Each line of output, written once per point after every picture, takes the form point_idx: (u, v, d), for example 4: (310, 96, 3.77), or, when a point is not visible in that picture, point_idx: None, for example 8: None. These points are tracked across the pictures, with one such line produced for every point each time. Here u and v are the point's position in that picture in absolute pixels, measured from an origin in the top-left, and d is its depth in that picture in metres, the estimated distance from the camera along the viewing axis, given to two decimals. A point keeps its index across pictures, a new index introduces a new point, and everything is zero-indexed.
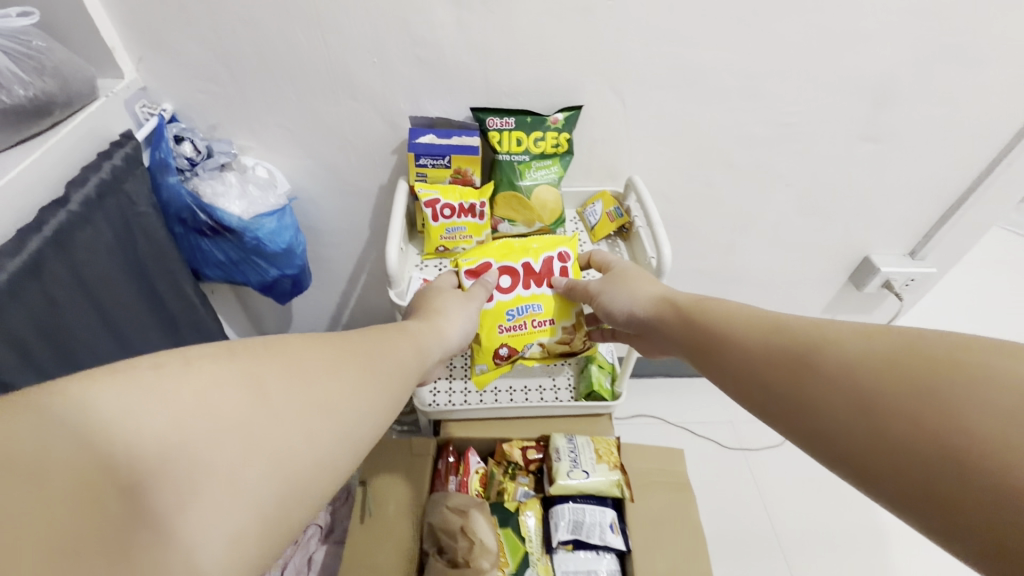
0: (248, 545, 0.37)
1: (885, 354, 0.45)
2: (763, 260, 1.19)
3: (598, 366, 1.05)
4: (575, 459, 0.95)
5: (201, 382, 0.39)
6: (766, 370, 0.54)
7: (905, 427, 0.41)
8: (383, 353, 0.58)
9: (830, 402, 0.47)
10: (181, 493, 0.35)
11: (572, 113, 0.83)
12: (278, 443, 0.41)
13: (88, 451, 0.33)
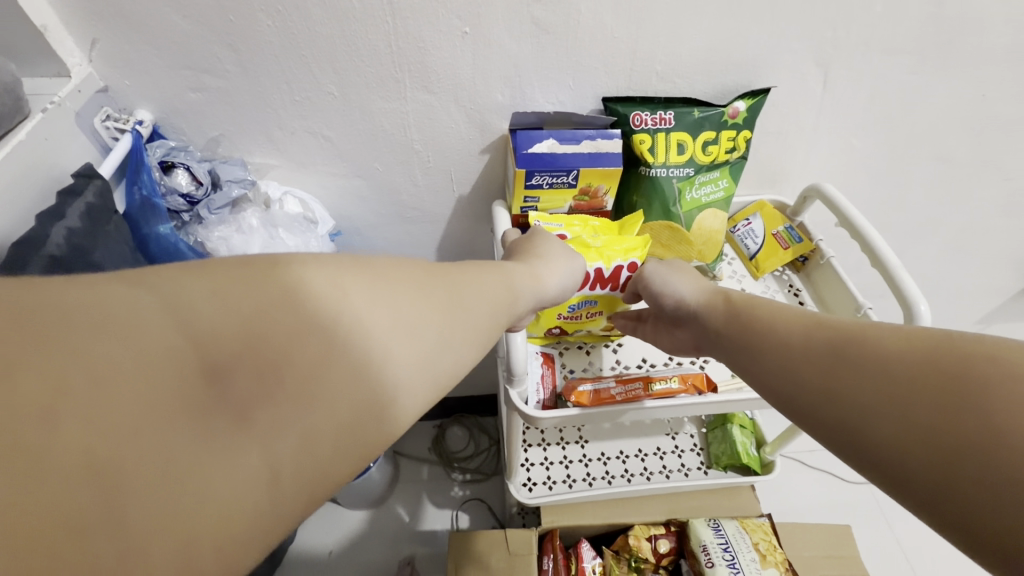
0: (300, 492, 0.22)
1: (920, 352, 0.32)
2: (927, 270, 0.93)
3: (740, 426, 0.81)
4: (735, 564, 0.72)
5: (308, 265, 0.26)
6: (782, 363, 0.39)
7: (948, 432, 0.28)
8: (485, 274, 0.37)
9: (857, 401, 0.33)
10: (246, 397, 0.21)
11: (757, 100, 0.56)
12: (362, 342, 0.25)
13: (146, 320, 0.20)
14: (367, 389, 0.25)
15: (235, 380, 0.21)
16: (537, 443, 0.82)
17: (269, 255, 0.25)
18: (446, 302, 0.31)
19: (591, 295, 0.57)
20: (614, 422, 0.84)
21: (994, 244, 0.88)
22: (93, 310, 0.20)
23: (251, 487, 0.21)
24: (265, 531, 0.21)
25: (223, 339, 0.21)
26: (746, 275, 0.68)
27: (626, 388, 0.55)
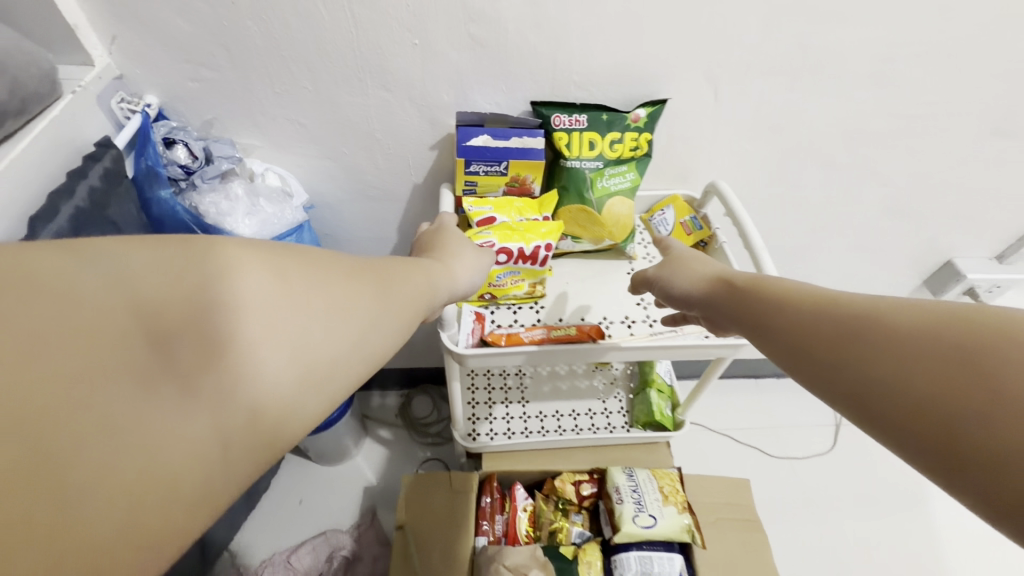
0: (242, 452, 0.26)
1: (931, 326, 0.32)
2: (836, 264, 1.06)
3: (658, 390, 0.94)
4: (640, 501, 0.84)
5: (246, 253, 0.29)
6: (792, 332, 0.41)
7: (946, 401, 0.30)
8: (404, 269, 0.42)
9: (862, 367, 0.34)
10: (183, 363, 0.24)
11: (655, 109, 0.68)
12: (294, 321, 0.29)
13: (97, 300, 0.23)
14: (299, 360, 0.28)
15: (173, 347, 0.24)
16: (484, 401, 0.96)
17: (207, 239, 0.28)
18: (373, 289, 0.35)
19: (515, 267, 0.68)
20: (552, 386, 0.97)
21: (888, 242, 1.01)
22: (40, 282, 0.22)
23: (195, 443, 0.24)
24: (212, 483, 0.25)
25: (163, 314, 0.24)
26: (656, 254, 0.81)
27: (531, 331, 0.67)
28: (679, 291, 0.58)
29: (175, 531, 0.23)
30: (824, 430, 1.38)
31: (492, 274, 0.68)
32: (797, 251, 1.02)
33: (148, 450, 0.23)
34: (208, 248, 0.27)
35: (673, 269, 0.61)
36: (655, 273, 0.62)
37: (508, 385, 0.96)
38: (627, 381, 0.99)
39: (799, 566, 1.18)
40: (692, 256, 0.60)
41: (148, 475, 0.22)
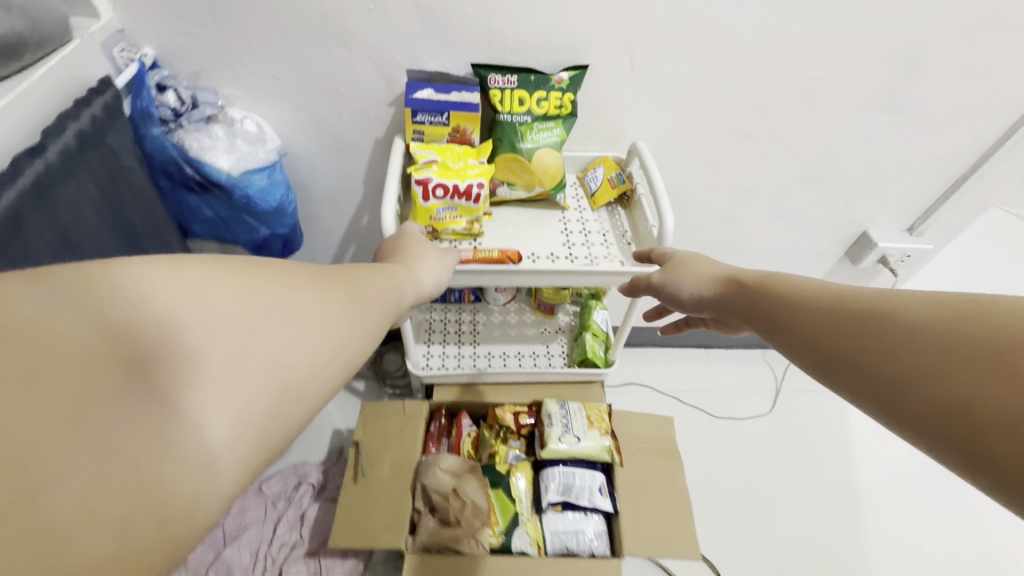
0: (231, 469, 0.25)
1: (957, 318, 0.32)
2: (764, 233, 1.17)
3: (593, 333, 1.06)
4: (568, 424, 0.95)
5: (211, 269, 0.29)
6: (815, 335, 0.39)
7: (979, 390, 0.29)
8: (374, 277, 0.42)
9: (894, 367, 0.33)
10: (156, 385, 0.24)
11: (577, 73, 0.80)
12: (263, 334, 0.28)
13: (62, 325, 0.23)
14: (277, 374, 0.28)
15: (146, 369, 0.24)
16: (440, 342, 1.10)
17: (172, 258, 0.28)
18: (345, 296, 0.35)
19: (452, 203, 0.79)
20: (501, 331, 1.12)
21: (806, 212, 1.12)
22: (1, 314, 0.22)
23: (181, 460, 0.23)
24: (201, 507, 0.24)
25: (133, 342, 0.24)
26: (585, 204, 0.92)
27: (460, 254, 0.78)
28: (690, 295, 0.56)
29: (163, 559, 0.22)
30: (764, 396, 1.49)
31: (431, 208, 0.79)
32: (726, 217, 1.13)
33: (127, 471, 0.22)
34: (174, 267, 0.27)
35: (678, 270, 0.59)
36: (658, 280, 0.59)
37: (462, 328, 1.12)
38: (570, 329, 1.13)
39: (731, 512, 1.28)
40: (696, 258, 0.59)
41: (138, 498, 0.22)
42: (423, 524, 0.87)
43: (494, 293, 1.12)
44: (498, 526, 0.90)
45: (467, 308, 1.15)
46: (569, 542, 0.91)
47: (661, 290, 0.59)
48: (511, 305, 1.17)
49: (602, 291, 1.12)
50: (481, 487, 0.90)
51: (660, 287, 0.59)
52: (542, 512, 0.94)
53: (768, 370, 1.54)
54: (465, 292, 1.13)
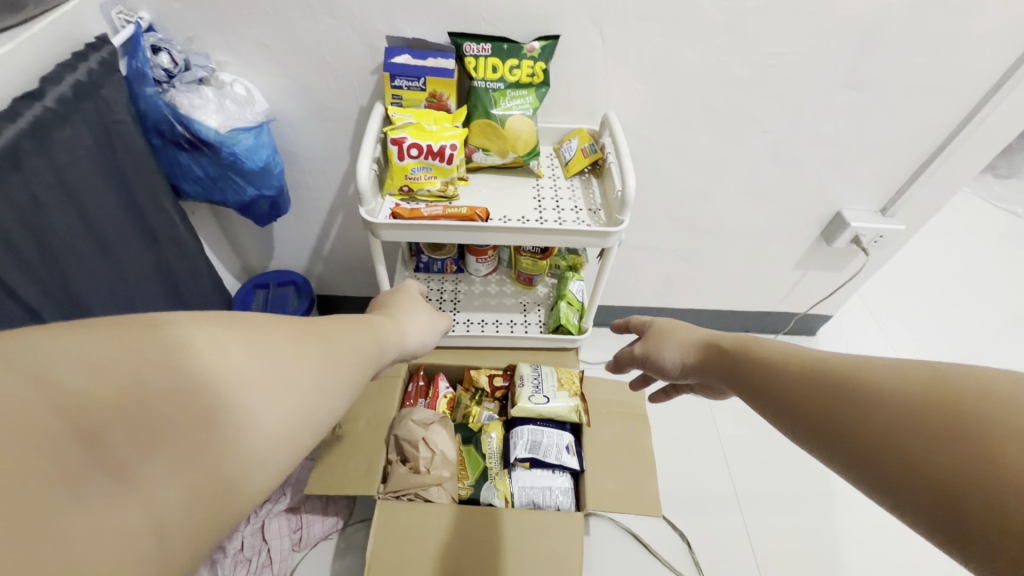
0: (185, 544, 0.24)
1: (920, 385, 0.33)
2: (739, 211, 1.21)
3: (568, 302, 1.08)
4: (538, 385, 0.99)
5: (190, 324, 0.28)
6: (783, 401, 0.43)
7: (920, 446, 0.31)
8: (360, 327, 0.43)
9: (857, 434, 0.35)
10: (135, 446, 0.24)
11: (548, 42, 0.84)
12: (256, 394, 0.29)
13: (14, 393, 0.22)
14: (253, 435, 0.28)
15: (133, 427, 0.24)
16: None
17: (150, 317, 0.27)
18: (332, 353, 0.36)
19: (426, 163, 0.83)
20: (481, 301, 1.16)
21: (780, 191, 1.16)
22: None
23: (133, 539, 0.22)
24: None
25: (119, 396, 0.24)
26: (558, 173, 0.97)
27: (432, 210, 0.82)
28: (673, 366, 0.64)
29: None
30: None
31: (406, 167, 0.83)
32: (701, 195, 1.16)
33: (74, 550, 0.21)
34: (155, 325, 0.27)
35: (658, 338, 0.67)
36: (641, 350, 0.67)
37: (444, 297, 1.16)
38: (549, 300, 1.18)
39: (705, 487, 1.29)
40: (675, 324, 0.67)
41: (96, 571, 0.21)
42: (395, 470, 0.92)
43: (475, 263, 1.17)
44: (468, 479, 0.96)
45: (449, 279, 1.19)
46: (537, 496, 0.95)
47: (647, 359, 0.67)
48: (493, 276, 1.21)
49: (578, 262, 1.16)
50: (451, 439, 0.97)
51: (645, 353, 0.68)
52: (511, 469, 0.97)
53: None
54: (447, 261, 1.17)
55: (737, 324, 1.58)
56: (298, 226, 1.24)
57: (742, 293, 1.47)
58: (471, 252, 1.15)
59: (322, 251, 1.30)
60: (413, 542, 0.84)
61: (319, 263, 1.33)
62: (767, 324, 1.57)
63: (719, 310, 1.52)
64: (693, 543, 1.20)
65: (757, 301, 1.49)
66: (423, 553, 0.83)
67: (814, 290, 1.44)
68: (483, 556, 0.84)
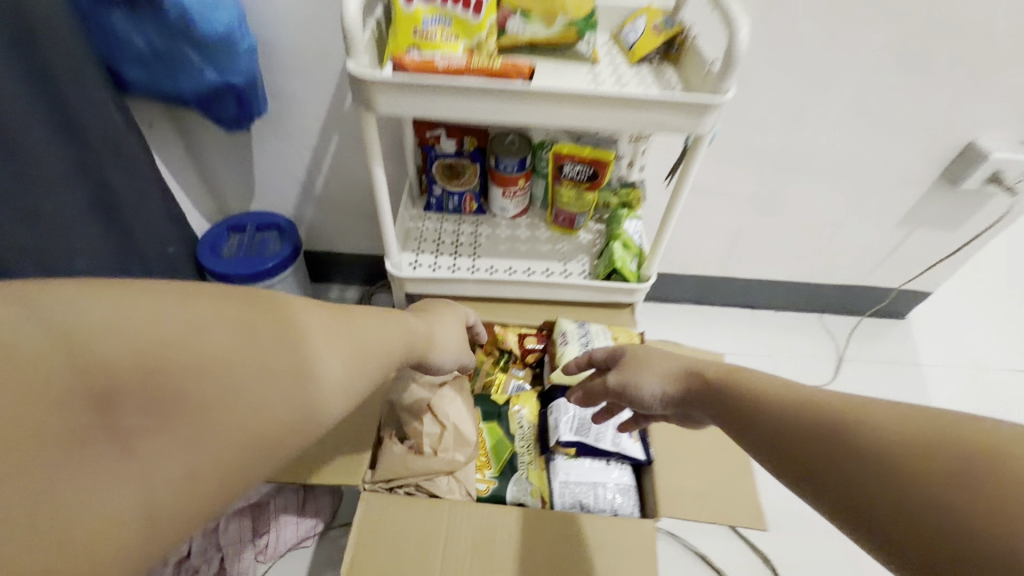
0: (174, 518, 0.26)
1: (926, 432, 0.30)
2: (840, 142, 0.95)
3: (623, 244, 0.83)
4: (587, 344, 0.73)
5: (220, 299, 0.32)
6: (778, 442, 0.38)
7: (928, 500, 0.28)
8: (378, 327, 0.44)
9: (859, 485, 0.31)
10: (143, 417, 0.27)
11: None
12: (258, 381, 0.30)
13: (81, 342, 0.27)
14: (257, 417, 0.30)
15: (146, 398, 0.27)
16: (430, 253, 0.88)
17: (197, 297, 0.31)
18: (340, 347, 0.37)
19: (444, 11, 0.59)
20: (509, 246, 0.92)
21: (897, 113, 0.90)
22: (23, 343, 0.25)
23: (131, 501, 0.25)
24: (135, 549, 0.25)
25: (142, 368, 0.27)
26: (622, 58, 0.70)
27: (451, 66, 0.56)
28: (653, 398, 0.55)
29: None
30: (823, 362, 1.25)
31: (416, 17, 0.58)
32: (794, 116, 0.91)
33: (78, 502, 0.24)
34: (197, 301, 0.31)
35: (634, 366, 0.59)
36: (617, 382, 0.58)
37: (460, 240, 0.92)
38: (594, 248, 0.92)
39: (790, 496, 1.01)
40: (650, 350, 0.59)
41: (103, 523, 0.24)
42: (390, 450, 0.66)
43: (501, 197, 0.92)
44: (489, 468, 0.70)
45: (467, 221, 0.95)
46: (585, 497, 0.68)
47: (622, 394, 0.58)
48: (522, 219, 0.96)
49: (635, 198, 0.89)
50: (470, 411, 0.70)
51: (624, 389, 0.58)
52: (550, 458, 0.71)
53: (829, 339, 1.29)
54: (466, 196, 0.93)
55: (813, 302, 1.31)
56: (282, 157, 0.99)
57: (824, 258, 1.20)
58: (496, 182, 0.90)
59: (314, 191, 1.07)
60: (411, 559, 0.58)
61: (310, 206, 1.09)
62: (850, 300, 1.30)
63: (794, 281, 1.26)
64: (780, 567, 0.92)
65: (841, 269, 1.22)
66: (426, 573, 0.58)
67: (916, 255, 1.17)
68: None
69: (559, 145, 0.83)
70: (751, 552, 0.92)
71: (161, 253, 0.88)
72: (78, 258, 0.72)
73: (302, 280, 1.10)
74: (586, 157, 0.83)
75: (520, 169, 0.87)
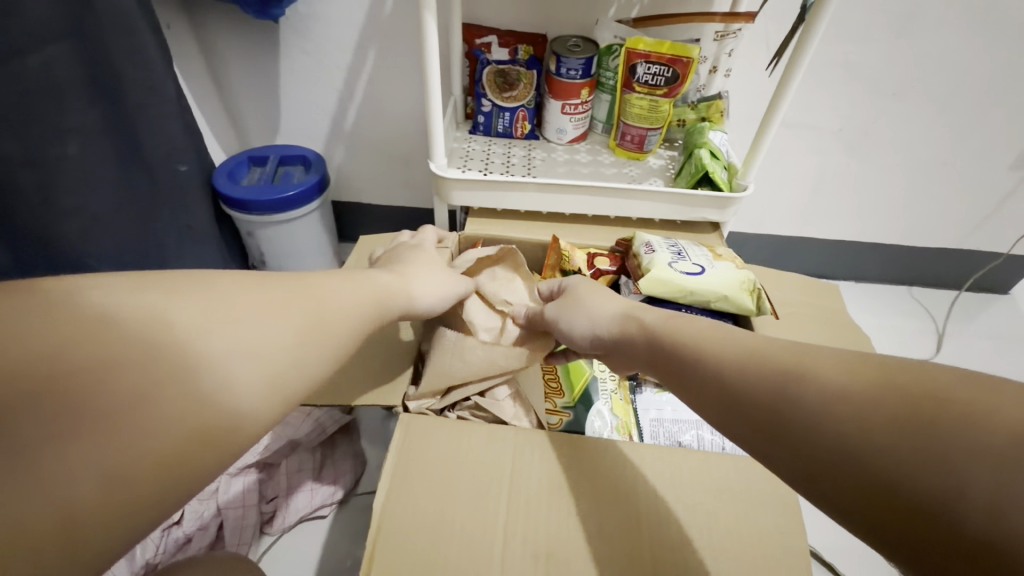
0: (110, 519, 0.24)
1: (873, 384, 0.27)
2: (953, 57, 0.81)
3: (711, 153, 0.69)
4: (680, 253, 0.60)
5: (154, 291, 0.29)
6: (719, 413, 0.34)
7: (897, 463, 0.24)
8: (354, 290, 0.41)
9: (821, 459, 0.27)
10: (55, 425, 0.23)
11: None
12: (203, 367, 0.28)
13: None
14: (199, 406, 0.27)
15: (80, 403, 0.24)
16: (478, 168, 0.77)
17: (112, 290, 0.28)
18: (298, 318, 0.35)
19: None
20: (569, 168, 0.78)
21: None
22: None
23: (56, 507, 0.22)
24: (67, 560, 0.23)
25: (46, 368, 0.24)
26: None
27: None
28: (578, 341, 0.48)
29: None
30: (923, 336, 1.05)
31: None
32: (902, 21, 0.77)
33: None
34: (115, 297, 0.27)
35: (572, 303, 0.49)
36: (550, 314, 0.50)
37: (512, 160, 0.79)
38: (668, 172, 0.78)
39: None
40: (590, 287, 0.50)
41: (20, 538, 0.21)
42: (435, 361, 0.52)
43: (558, 114, 0.78)
44: (562, 397, 0.56)
45: (519, 144, 0.82)
46: (682, 437, 0.54)
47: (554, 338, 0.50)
48: (581, 145, 0.83)
49: (718, 111, 0.75)
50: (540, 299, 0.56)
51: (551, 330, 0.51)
52: (635, 389, 0.59)
53: (925, 311, 1.10)
54: (518, 113, 0.80)
55: (904, 270, 1.13)
56: (310, 80, 0.88)
57: (921, 216, 1.03)
58: (554, 94, 0.77)
59: (343, 126, 0.95)
60: (467, 500, 0.43)
61: (339, 145, 0.98)
62: (944, 270, 1.12)
63: (881, 244, 1.09)
64: None
65: (941, 229, 1.05)
66: (488, 521, 0.42)
67: None
68: (610, 534, 0.42)
69: (635, 39, 0.70)
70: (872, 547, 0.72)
71: (171, 169, 0.78)
72: (70, 138, 0.62)
73: (329, 225, 0.99)
74: (666, 55, 0.69)
75: (584, 75, 0.74)
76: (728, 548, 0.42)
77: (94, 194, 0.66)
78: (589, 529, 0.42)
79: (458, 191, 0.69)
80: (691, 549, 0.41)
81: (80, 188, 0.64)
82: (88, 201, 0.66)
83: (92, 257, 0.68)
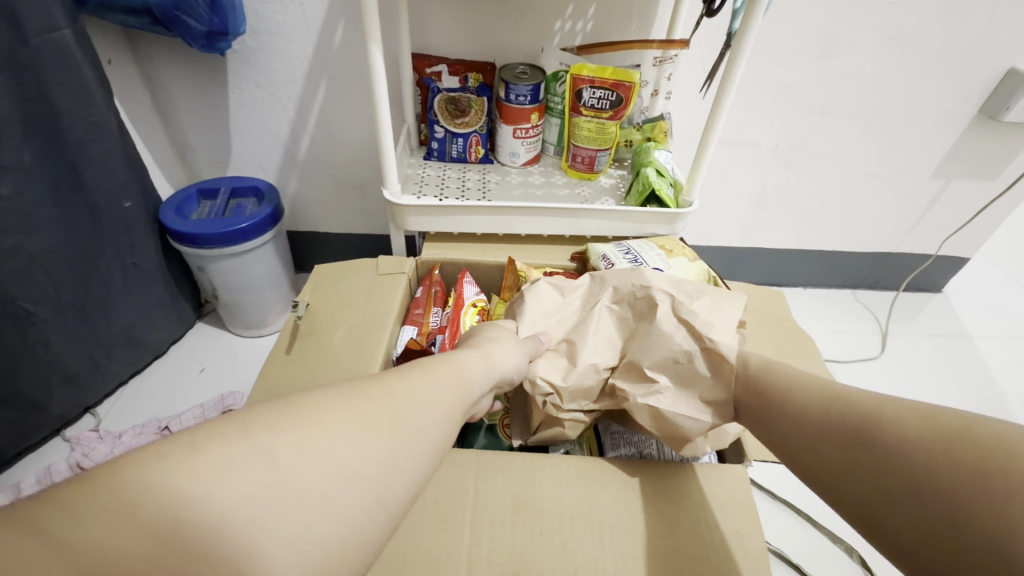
0: None
1: (932, 432, 0.29)
2: (872, 76, 0.88)
3: (658, 171, 0.72)
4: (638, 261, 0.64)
5: (237, 430, 0.25)
6: (805, 456, 0.37)
7: (939, 499, 0.27)
8: (425, 383, 0.34)
9: (886, 491, 0.30)
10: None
11: None
12: (292, 500, 0.23)
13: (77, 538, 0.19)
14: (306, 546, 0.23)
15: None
16: (434, 194, 0.77)
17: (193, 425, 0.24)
18: (375, 426, 0.29)
19: None
20: (523, 190, 0.79)
21: (934, 37, 0.83)
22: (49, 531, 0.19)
23: None
24: None
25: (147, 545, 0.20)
26: None
27: None
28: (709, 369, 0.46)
29: None
30: (869, 337, 1.10)
31: None
32: (824, 45, 0.83)
33: None
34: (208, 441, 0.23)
35: (765, 380, 0.43)
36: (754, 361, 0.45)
37: (467, 185, 0.79)
38: (619, 190, 0.80)
39: None
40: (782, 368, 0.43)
41: None
42: (592, 334, 0.50)
43: (510, 138, 0.80)
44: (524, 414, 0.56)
45: (473, 169, 0.83)
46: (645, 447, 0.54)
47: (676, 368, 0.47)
48: (534, 167, 0.85)
49: (662, 131, 0.79)
50: (704, 402, 0.46)
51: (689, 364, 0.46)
52: None
53: (868, 311, 1.16)
54: (472, 138, 0.81)
55: (846, 274, 1.19)
56: (263, 113, 0.88)
57: (857, 224, 1.10)
58: (505, 119, 0.79)
59: (298, 157, 0.94)
60: (431, 526, 0.42)
61: (294, 175, 0.97)
62: (882, 274, 1.19)
63: (824, 251, 1.15)
64: (876, 570, 0.71)
65: (878, 235, 1.12)
66: (451, 545, 0.41)
67: (954, 214, 1.08)
68: (577, 550, 0.42)
69: (578, 66, 0.73)
70: (834, 544, 0.73)
71: (116, 206, 0.75)
72: (3, 178, 0.60)
73: (284, 255, 0.97)
74: (609, 80, 0.72)
75: (533, 100, 0.77)
76: (690, 552, 0.42)
77: (30, 232, 0.64)
78: (553, 545, 0.42)
79: (412, 217, 0.69)
80: (653, 556, 0.42)
81: (16, 228, 0.63)
82: (22, 240, 0.64)
83: (27, 298, 0.66)
